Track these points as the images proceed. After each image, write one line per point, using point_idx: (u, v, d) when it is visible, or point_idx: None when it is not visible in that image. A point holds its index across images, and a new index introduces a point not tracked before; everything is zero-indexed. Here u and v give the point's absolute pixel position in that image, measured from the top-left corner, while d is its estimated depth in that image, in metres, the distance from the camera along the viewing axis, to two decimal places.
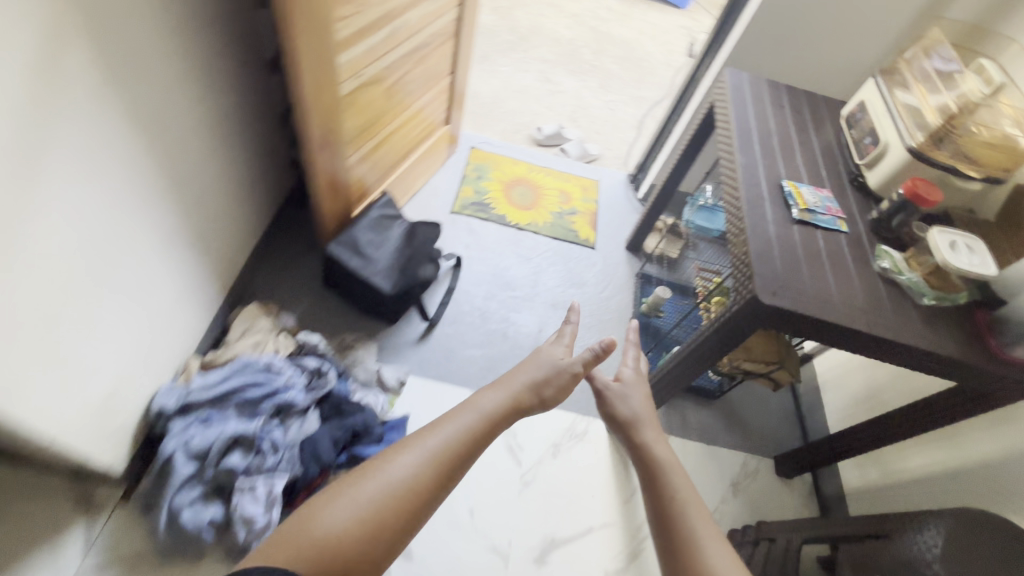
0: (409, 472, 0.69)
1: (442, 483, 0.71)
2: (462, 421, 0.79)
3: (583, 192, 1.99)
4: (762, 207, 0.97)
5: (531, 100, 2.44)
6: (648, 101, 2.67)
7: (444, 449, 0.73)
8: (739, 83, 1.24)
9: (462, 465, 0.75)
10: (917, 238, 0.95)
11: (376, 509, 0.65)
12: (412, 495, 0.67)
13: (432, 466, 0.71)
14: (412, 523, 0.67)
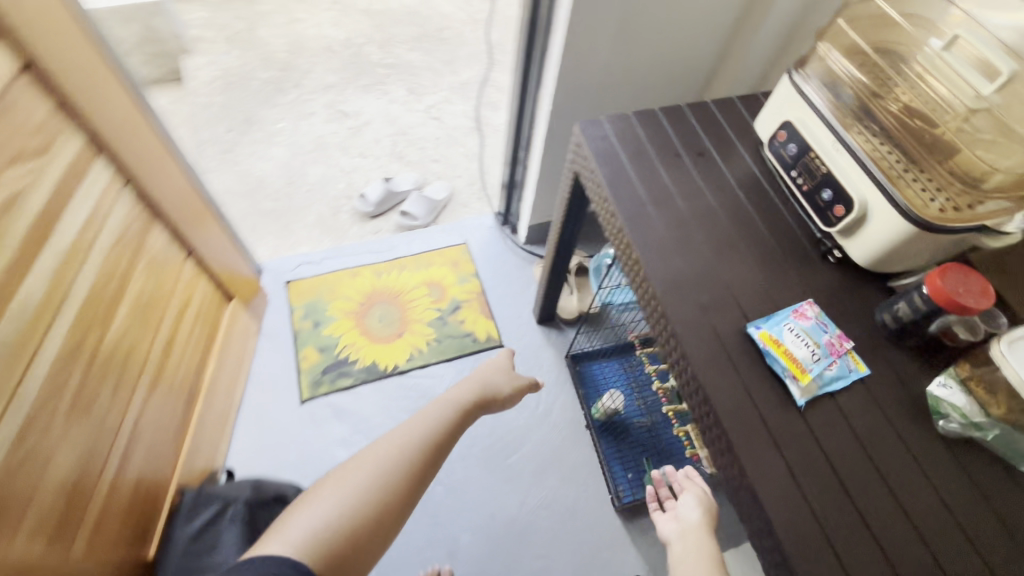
0: (391, 457, 0.71)
1: (422, 471, 0.72)
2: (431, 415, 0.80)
3: (454, 270, 1.52)
4: (747, 406, 0.60)
5: (335, 156, 1.84)
6: (473, 84, 2.13)
7: (427, 436, 0.76)
8: (606, 146, 0.81)
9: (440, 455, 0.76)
10: (968, 346, 0.62)
11: (351, 490, 0.67)
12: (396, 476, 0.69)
13: (418, 452, 0.73)
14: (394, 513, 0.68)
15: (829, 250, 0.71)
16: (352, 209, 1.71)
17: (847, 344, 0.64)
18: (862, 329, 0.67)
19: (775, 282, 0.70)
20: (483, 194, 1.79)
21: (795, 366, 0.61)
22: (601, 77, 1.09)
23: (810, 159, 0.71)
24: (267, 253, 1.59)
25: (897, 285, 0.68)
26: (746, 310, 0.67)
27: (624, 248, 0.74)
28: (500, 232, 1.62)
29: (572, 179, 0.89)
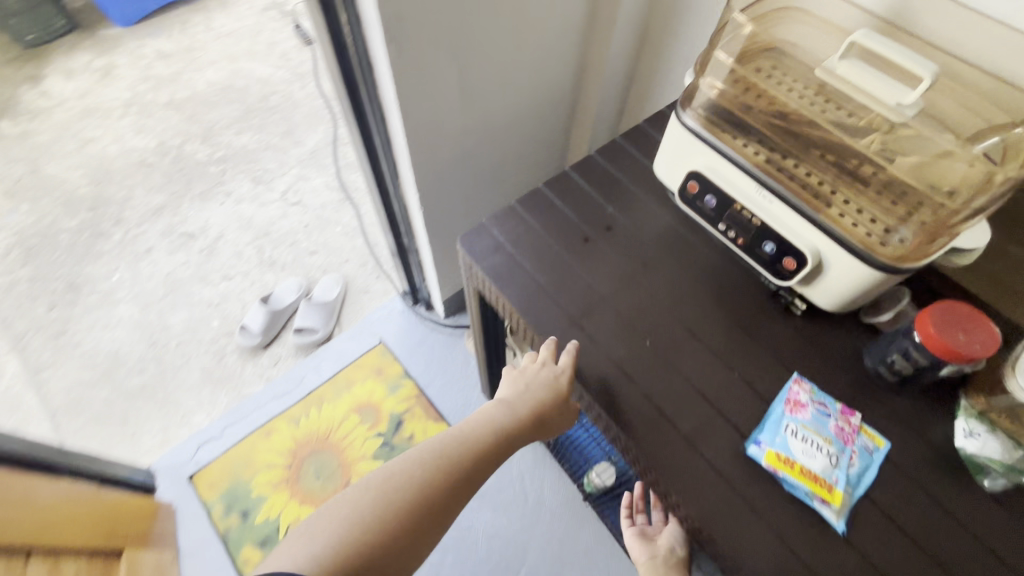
0: (416, 471, 0.56)
1: (448, 484, 0.56)
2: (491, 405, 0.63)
3: (381, 379, 1.32)
4: (787, 558, 0.48)
5: (196, 291, 1.55)
6: (324, 149, 1.87)
7: (463, 451, 0.59)
8: (501, 258, 0.65)
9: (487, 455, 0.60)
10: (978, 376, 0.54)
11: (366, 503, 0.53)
12: (411, 485, 0.55)
13: (445, 468, 0.57)
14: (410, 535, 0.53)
15: (790, 300, 0.61)
16: (238, 347, 1.45)
17: (855, 420, 0.54)
18: (861, 388, 0.57)
19: (750, 363, 0.59)
20: (380, 272, 1.57)
21: (820, 486, 0.50)
22: (461, 146, 0.92)
23: (736, 211, 0.60)
24: (156, 440, 1.31)
25: (875, 320, 0.59)
26: (736, 420, 0.55)
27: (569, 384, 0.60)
28: (415, 313, 1.42)
29: (476, 298, 0.73)
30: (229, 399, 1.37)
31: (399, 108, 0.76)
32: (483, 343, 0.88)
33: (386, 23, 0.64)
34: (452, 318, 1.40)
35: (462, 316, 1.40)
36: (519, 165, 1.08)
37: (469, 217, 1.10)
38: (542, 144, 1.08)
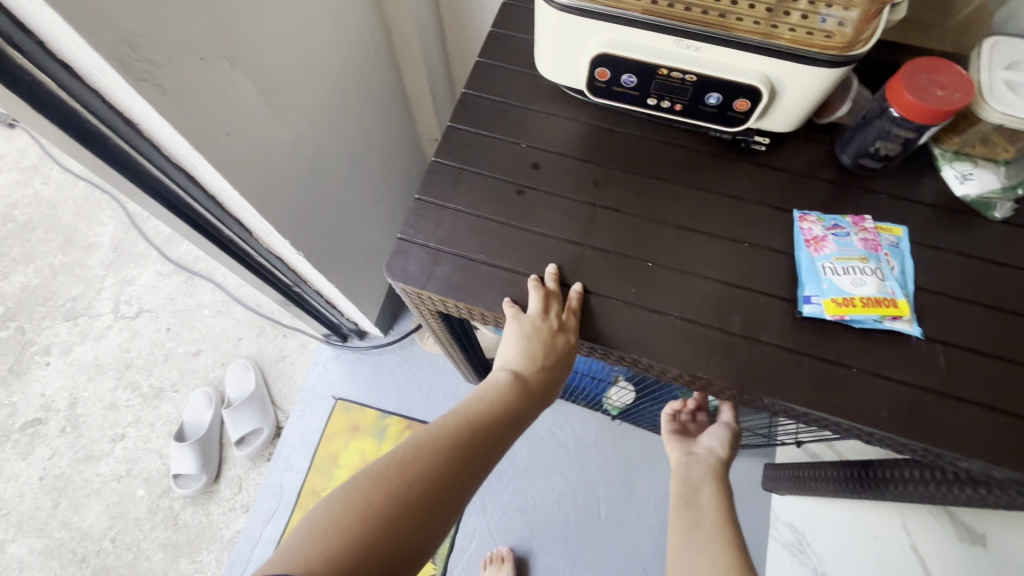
0: (421, 465, 0.43)
1: (449, 480, 0.44)
2: (491, 384, 0.51)
3: (362, 434, 1.17)
4: (892, 390, 0.46)
5: (91, 474, 1.24)
6: (127, 237, 1.49)
7: (468, 441, 0.47)
8: (445, 266, 0.52)
9: (490, 445, 0.48)
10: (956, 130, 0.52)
11: (356, 505, 0.40)
12: (407, 480, 0.42)
13: (453, 462, 0.45)
14: (403, 545, 0.39)
15: (749, 141, 0.56)
16: (185, 499, 1.20)
17: (870, 223, 0.52)
18: (853, 190, 0.55)
19: (749, 224, 0.53)
20: (285, 329, 1.34)
21: (885, 306, 0.47)
22: (301, 158, 0.72)
23: (663, 77, 0.51)
24: None
25: (832, 119, 0.56)
26: (775, 291, 0.50)
27: (596, 350, 0.51)
28: (351, 348, 1.24)
29: (438, 318, 0.60)
30: (216, 554, 1.15)
31: (203, 156, 0.56)
32: (461, 349, 0.76)
33: (116, 58, 0.43)
34: (391, 331, 1.25)
35: (400, 324, 1.25)
36: (370, 141, 0.89)
37: (353, 226, 0.93)
38: (380, 105, 0.88)
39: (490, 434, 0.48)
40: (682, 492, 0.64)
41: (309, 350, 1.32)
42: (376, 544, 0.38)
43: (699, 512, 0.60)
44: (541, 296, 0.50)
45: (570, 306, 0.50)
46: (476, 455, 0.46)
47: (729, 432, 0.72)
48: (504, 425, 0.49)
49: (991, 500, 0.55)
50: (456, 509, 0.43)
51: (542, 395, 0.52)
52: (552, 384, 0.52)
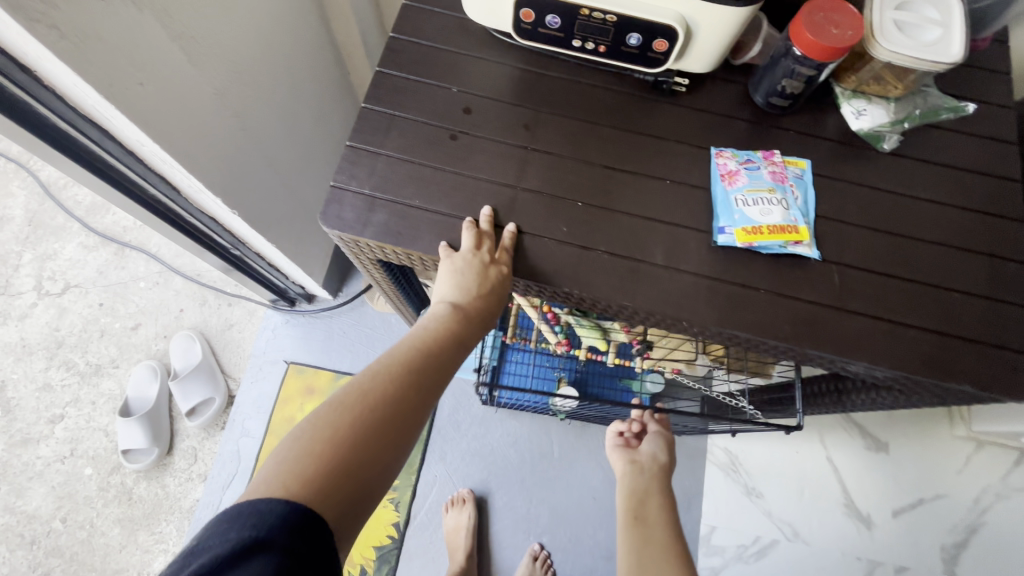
0: (377, 392, 0.46)
1: (403, 404, 0.46)
2: (434, 315, 0.52)
3: (318, 396, 1.18)
4: (793, 306, 0.52)
5: (31, 457, 1.19)
6: (43, 209, 1.39)
7: (419, 366, 0.49)
8: (380, 210, 0.53)
9: (440, 369, 0.50)
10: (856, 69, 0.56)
11: (321, 435, 0.42)
12: (366, 408, 0.44)
13: (407, 386, 0.47)
14: (371, 465, 0.42)
15: (671, 84, 0.59)
16: (137, 474, 1.18)
17: (778, 158, 0.56)
18: (763, 128, 0.59)
19: (672, 162, 0.57)
20: (229, 299, 1.31)
21: (788, 233, 0.52)
22: (226, 110, 0.69)
23: (585, 18, 0.52)
24: None
25: (745, 60, 0.59)
26: (693, 222, 0.54)
27: (530, 286, 0.54)
28: (300, 313, 1.23)
29: (380, 268, 0.60)
30: (176, 524, 1.15)
31: (114, 106, 0.53)
32: (408, 297, 0.77)
33: None
34: (341, 294, 1.24)
35: (349, 285, 1.24)
36: (300, 94, 0.86)
37: (291, 184, 0.90)
38: (306, 56, 0.85)
39: (439, 359, 0.50)
40: (630, 506, 0.72)
41: (256, 317, 1.29)
42: (347, 468, 0.41)
43: (650, 521, 0.68)
44: (473, 236, 0.52)
45: (503, 243, 0.52)
46: (428, 379, 0.49)
47: (664, 439, 0.84)
48: (453, 350, 0.51)
49: (882, 401, 0.64)
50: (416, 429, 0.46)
51: (487, 320, 0.54)
52: (494, 309, 0.54)
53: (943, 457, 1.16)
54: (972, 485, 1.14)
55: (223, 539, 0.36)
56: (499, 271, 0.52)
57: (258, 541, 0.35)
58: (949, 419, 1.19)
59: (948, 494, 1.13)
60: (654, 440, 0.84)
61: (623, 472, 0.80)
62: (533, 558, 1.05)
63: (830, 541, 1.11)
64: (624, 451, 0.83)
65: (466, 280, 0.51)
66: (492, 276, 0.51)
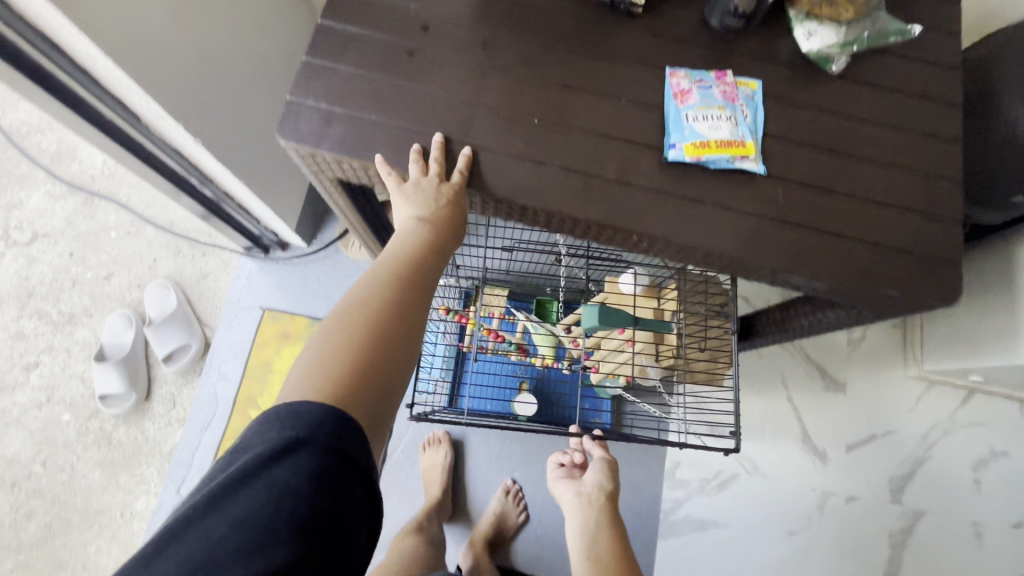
0: (359, 313, 0.47)
1: (386, 316, 0.47)
2: (399, 236, 0.52)
3: (294, 340, 1.19)
4: (738, 219, 0.54)
5: (7, 404, 1.20)
6: (6, 157, 1.36)
7: (391, 280, 0.49)
8: (336, 124, 0.54)
9: (422, 275, 0.51)
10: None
11: (318, 361, 0.44)
12: (351, 329, 0.46)
13: (386, 300, 0.48)
14: (382, 380, 0.45)
15: (628, 4, 0.59)
16: (116, 419, 1.20)
17: (730, 77, 0.58)
18: (719, 50, 0.60)
19: (628, 81, 0.58)
20: (204, 249, 1.30)
21: (735, 147, 0.54)
22: (183, 33, 0.68)
23: None
24: (116, 552, 1.12)
25: None
26: (647, 139, 0.56)
27: (490, 203, 0.55)
28: (274, 261, 1.24)
29: (341, 188, 0.61)
30: (156, 467, 1.17)
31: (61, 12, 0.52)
32: (371, 228, 0.78)
33: None
34: (315, 241, 1.24)
35: (323, 233, 1.24)
36: (265, 25, 0.85)
37: (262, 123, 0.90)
38: None
39: (411, 271, 0.50)
40: (584, 546, 0.77)
41: (230, 266, 1.29)
42: (354, 385, 0.43)
43: (603, 555, 0.75)
44: (421, 167, 0.52)
45: (457, 167, 0.53)
46: (411, 290, 0.50)
47: (607, 464, 0.87)
48: (427, 263, 0.52)
49: (824, 322, 0.68)
50: (412, 334, 0.48)
51: (459, 229, 0.53)
52: (459, 221, 0.54)
53: (897, 396, 1.22)
54: (921, 422, 1.20)
55: (266, 437, 0.39)
56: (450, 188, 0.52)
57: (297, 441, 0.39)
58: (904, 361, 1.24)
59: (899, 430, 1.20)
60: (597, 469, 0.87)
61: (572, 505, 0.84)
62: (505, 493, 1.09)
63: (788, 475, 1.17)
64: (570, 483, 0.87)
65: (423, 201, 0.52)
66: (446, 194, 0.52)
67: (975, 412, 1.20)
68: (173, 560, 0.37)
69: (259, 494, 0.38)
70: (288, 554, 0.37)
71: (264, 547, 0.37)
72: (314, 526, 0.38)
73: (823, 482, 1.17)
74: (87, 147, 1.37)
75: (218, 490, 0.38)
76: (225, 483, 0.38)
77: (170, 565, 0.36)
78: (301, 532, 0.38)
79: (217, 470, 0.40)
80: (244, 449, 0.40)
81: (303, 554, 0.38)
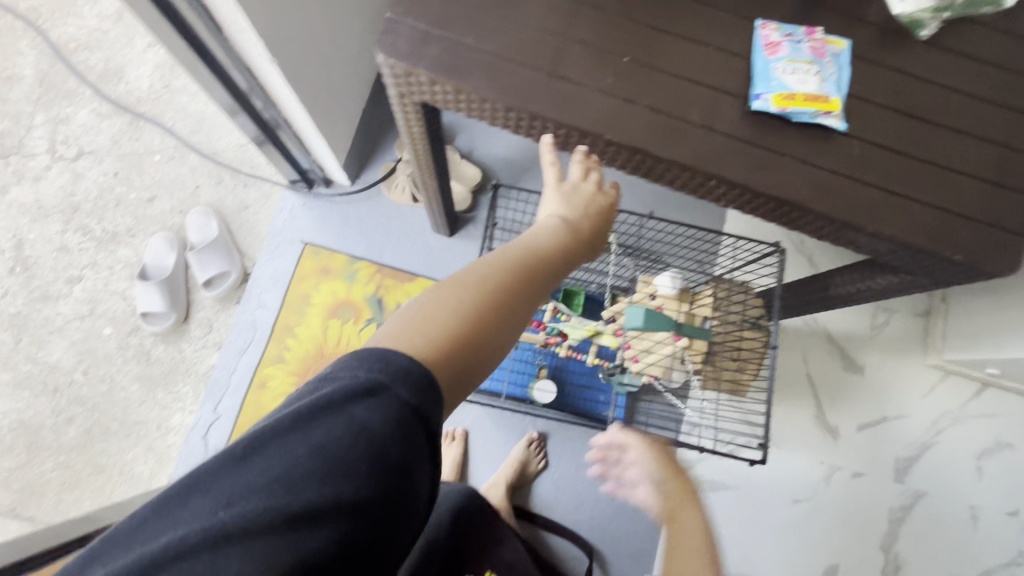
0: (486, 279, 0.49)
1: (508, 295, 0.49)
2: (544, 223, 0.56)
3: (333, 276, 1.22)
4: (814, 173, 0.55)
5: (51, 313, 1.24)
6: (54, 71, 1.36)
7: (520, 261, 0.51)
8: (430, 43, 0.55)
9: (550, 271, 0.52)
10: None
11: (438, 309, 0.46)
12: (476, 290, 0.48)
13: (512, 279, 0.49)
14: (483, 346, 0.47)
15: None
16: (155, 337, 1.24)
17: (819, 34, 0.58)
18: (808, 6, 0.60)
19: (718, 27, 0.58)
20: (246, 180, 1.31)
21: (820, 103, 0.55)
22: None
23: None
24: (152, 463, 1.17)
25: None
26: (734, 86, 0.57)
27: (573, 138, 0.56)
28: (318, 197, 1.26)
29: (421, 113, 0.63)
30: (192, 386, 1.21)
31: None
32: (433, 162, 0.80)
33: None
34: (359, 181, 1.26)
35: (366, 174, 1.26)
36: None
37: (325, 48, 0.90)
38: None
39: (542, 261, 0.52)
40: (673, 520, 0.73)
41: (272, 199, 1.30)
42: (456, 347, 0.45)
43: None
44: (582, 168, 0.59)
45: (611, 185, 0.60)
46: (535, 279, 0.51)
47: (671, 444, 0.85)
48: (557, 256, 0.53)
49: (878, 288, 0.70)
50: (523, 324, 0.50)
51: (593, 239, 0.57)
52: (599, 230, 0.58)
53: (912, 383, 1.25)
54: (932, 410, 1.24)
55: (354, 370, 0.40)
56: (605, 199, 0.59)
57: (380, 384, 0.39)
58: (923, 350, 1.27)
59: (910, 416, 1.23)
60: None
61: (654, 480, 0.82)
62: (527, 443, 1.11)
63: (798, 449, 1.21)
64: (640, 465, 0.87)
65: (575, 203, 0.58)
66: (596, 200, 0.59)
67: (986, 405, 1.24)
68: (253, 471, 0.37)
69: (339, 426, 0.39)
70: (358, 489, 0.39)
71: (336, 480, 0.38)
72: (384, 470, 0.40)
73: (831, 459, 1.21)
74: (134, 68, 1.37)
75: (301, 414, 0.39)
76: (309, 410, 0.39)
77: (252, 472, 0.37)
78: (373, 471, 0.39)
79: (302, 393, 0.42)
80: (328, 380, 0.41)
81: (371, 493, 0.39)
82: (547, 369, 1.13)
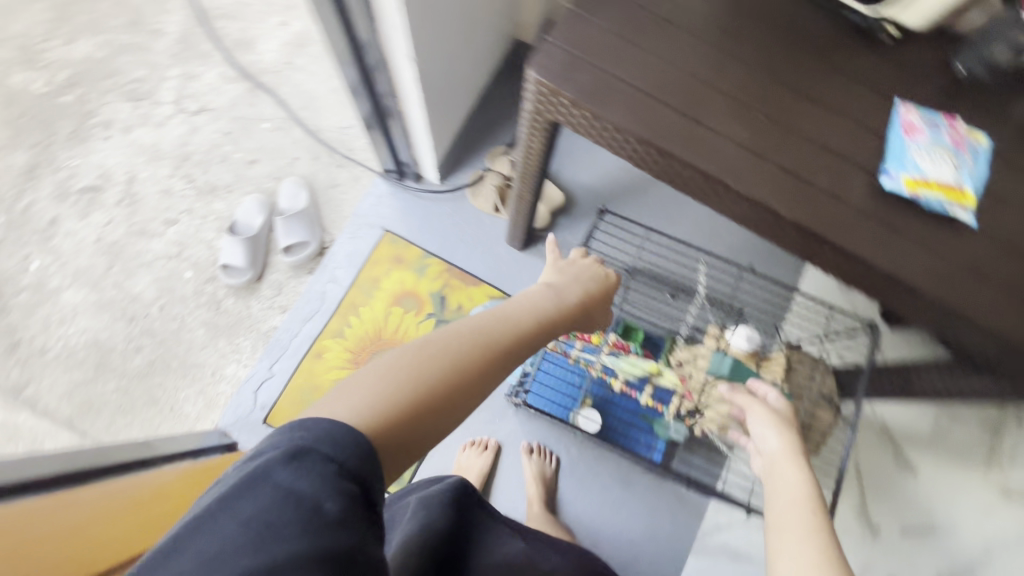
0: (446, 346, 0.52)
1: (465, 359, 0.52)
2: (522, 305, 0.65)
3: (404, 266, 1.26)
4: (933, 259, 0.55)
5: (144, 248, 1.33)
6: (194, 32, 1.49)
7: (480, 333, 0.55)
8: (578, 65, 0.58)
9: (508, 343, 0.57)
10: None
11: (399, 370, 0.48)
12: (434, 353, 0.50)
13: (471, 347, 0.53)
14: (447, 398, 0.49)
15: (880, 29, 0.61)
16: (229, 289, 1.30)
17: (960, 124, 0.58)
18: (949, 95, 0.60)
19: (856, 99, 0.59)
20: (341, 161, 1.39)
21: (953, 192, 0.55)
22: None
23: None
24: (200, 406, 1.22)
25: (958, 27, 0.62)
26: (864, 159, 0.57)
27: (690, 179, 0.58)
28: (405, 189, 1.32)
29: (546, 129, 0.66)
30: (252, 341, 1.27)
31: None
32: (537, 178, 0.83)
33: None
34: (446, 182, 1.31)
35: (454, 177, 1.31)
36: None
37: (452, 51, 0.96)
38: None
39: (502, 334, 0.57)
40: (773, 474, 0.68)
41: (361, 183, 1.36)
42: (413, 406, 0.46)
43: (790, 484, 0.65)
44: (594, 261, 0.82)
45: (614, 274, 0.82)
46: (492, 350, 0.55)
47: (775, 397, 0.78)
48: (519, 330, 0.59)
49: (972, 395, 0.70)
50: (480, 393, 0.52)
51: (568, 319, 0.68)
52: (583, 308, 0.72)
53: None
54: None
55: (275, 446, 0.38)
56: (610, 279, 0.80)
57: (305, 450, 0.37)
58: None
59: None
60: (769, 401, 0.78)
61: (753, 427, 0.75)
62: (528, 453, 1.11)
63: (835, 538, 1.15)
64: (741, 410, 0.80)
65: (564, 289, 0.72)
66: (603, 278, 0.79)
67: None
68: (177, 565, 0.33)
69: (264, 498, 0.35)
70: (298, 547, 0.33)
71: (266, 549, 0.33)
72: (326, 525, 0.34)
73: (868, 556, 1.15)
74: (264, 42, 1.48)
75: (225, 494, 0.35)
76: (233, 488, 0.35)
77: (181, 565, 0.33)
78: (311, 527, 0.34)
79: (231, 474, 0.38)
80: (256, 456, 0.38)
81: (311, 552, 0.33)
82: (592, 399, 1.12)
